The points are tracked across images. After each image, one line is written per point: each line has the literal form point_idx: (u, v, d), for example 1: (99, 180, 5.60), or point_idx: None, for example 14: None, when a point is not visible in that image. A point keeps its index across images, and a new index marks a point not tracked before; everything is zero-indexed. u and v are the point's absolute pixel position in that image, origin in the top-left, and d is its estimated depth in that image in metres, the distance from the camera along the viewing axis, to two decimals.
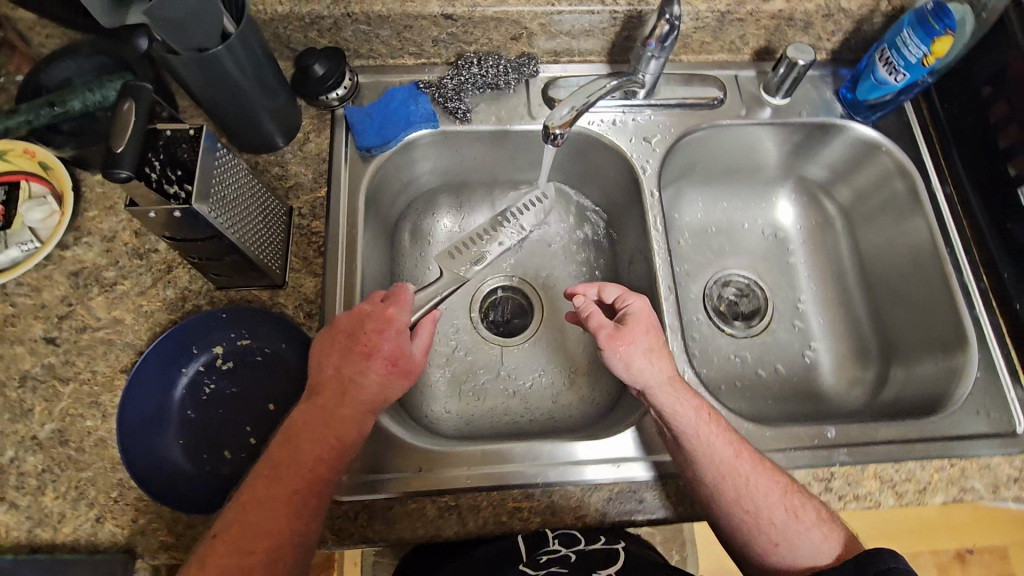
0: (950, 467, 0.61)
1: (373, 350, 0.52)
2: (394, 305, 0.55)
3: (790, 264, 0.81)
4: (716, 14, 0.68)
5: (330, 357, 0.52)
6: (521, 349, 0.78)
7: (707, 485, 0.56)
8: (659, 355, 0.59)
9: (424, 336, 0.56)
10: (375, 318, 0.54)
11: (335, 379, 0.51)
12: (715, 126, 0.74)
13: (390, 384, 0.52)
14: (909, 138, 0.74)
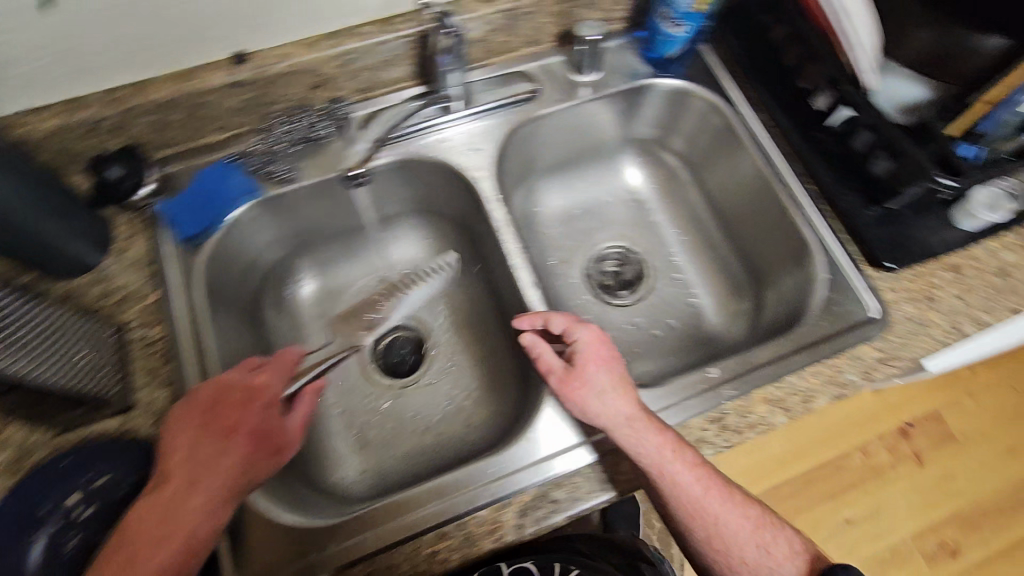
0: (824, 368, 0.61)
1: (233, 425, 0.52)
2: (269, 376, 0.57)
3: (656, 224, 0.85)
4: (503, 14, 0.69)
5: (182, 436, 0.50)
6: (422, 385, 0.75)
7: (678, 521, 0.55)
8: (615, 392, 0.57)
9: (302, 410, 0.59)
10: (243, 388, 0.55)
11: (187, 461, 0.49)
12: (535, 119, 0.74)
13: (258, 460, 0.52)
14: (716, 80, 0.77)
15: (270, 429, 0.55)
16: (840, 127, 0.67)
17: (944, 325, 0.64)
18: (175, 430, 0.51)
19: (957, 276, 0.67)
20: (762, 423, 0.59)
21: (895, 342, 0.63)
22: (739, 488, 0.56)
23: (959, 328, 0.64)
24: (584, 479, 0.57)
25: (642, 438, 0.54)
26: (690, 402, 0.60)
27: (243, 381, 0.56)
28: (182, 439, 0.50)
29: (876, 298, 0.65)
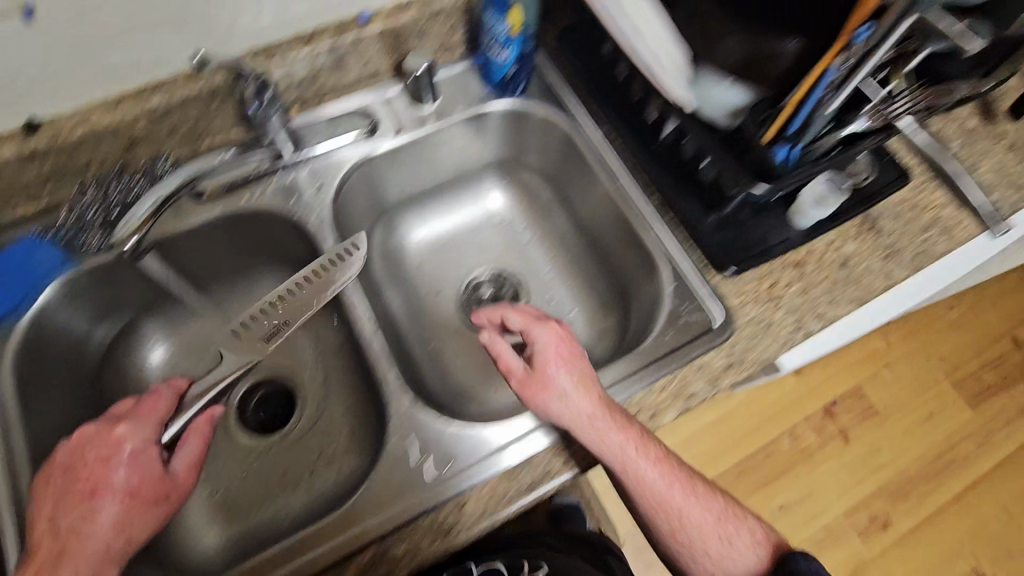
0: (671, 381, 0.62)
1: (97, 484, 0.52)
2: (127, 425, 0.56)
3: (526, 247, 0.85)
4: (325, 54, 0.67)
5: (44, 506, 0.51)
6: (287, 440, 0.73)
7: (644, 515, 0.58)
8: (582, 390, 0.58)
9: (186, 450, 0.57)
10: (98, 442, 0.54)
11: (50, 531, 0.50)
12: (375, 153, 0.73)
13: (129, 519, 0.52)
14: (560, 98, 0.76)
15: (139, 483, 0.53)
16: (671, 138, 0.67)
17: (787, 323, 0.65)
18: (40, 497, 0.52)
19: (801, 271, 0.68)
20: None
21: (740, 346, 0.64)
22: (701, 480, 0.60)
23: (802, 324, 0.65)
24: (432, 524, 0.56)
25: (609, 432, 0.56)
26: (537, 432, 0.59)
27: (100, 435, 0.55)
28: (44, 509, 0.51)
29: (720, 305, 0.66)
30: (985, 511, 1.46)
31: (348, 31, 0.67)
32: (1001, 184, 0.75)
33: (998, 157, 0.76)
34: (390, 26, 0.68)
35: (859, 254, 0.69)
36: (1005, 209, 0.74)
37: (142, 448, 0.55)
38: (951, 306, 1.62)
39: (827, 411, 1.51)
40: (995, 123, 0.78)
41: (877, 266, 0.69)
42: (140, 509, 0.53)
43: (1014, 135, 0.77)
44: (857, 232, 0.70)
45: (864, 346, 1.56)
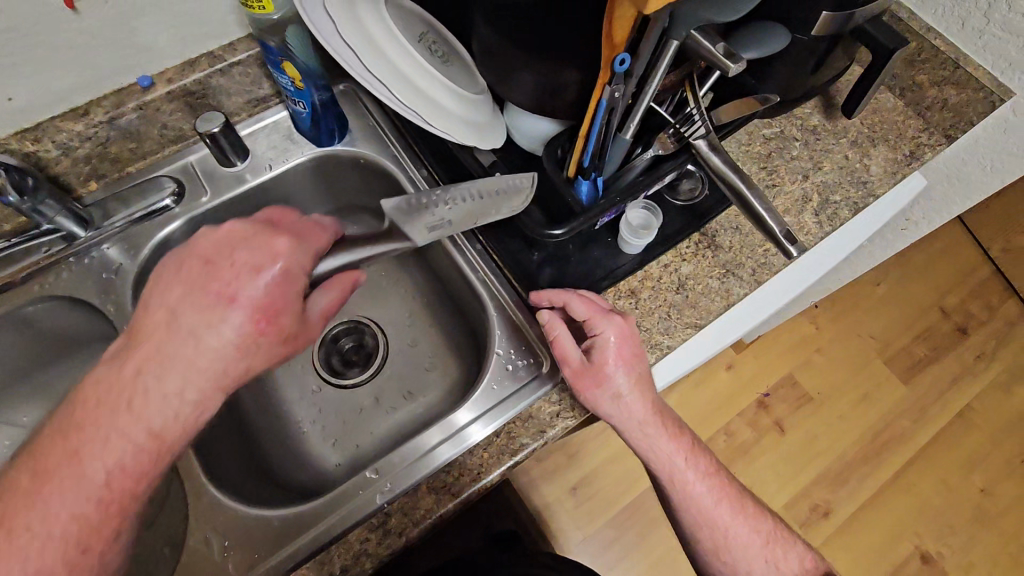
0: (496, 438, 0.59)
1: (233, 294, 0.44)
2: (286, 239, 0.47)
3: (383, 290, 0.81)
4: (104, 126, 0.62)
5: (171, 290, 0.44)
6: None
7: (688, 527, 0.62)
8: (638, 394, 0.57)
9: (327, 293, 0.50)
10: (252, 245, 0.46)
11: (162, 331, 0.43)
12: (171, 233, 0.68)
13: (197, 371, 0.43)
14: (383, 141, 0.73)
15: (271, 300, 0.44)
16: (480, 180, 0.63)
17: None
18: (163, 286, 0.44)
19: (634, 301, 0.65)
20: (428, 518, 0.55)
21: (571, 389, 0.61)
22: (751, 502, 0.63)
23: None
24: None
25: (660, 439, 0.58)
26: (351, 509, 0.56)
27: (252, 235, 0.47)
28: (169, 295, 0.44)
29: (547, 347, 0.62)
30: (924, 487, 1.45)
31: (128, 99, 0.63)
32: (844, 183, 0.72)
33: (841, 155, 0.74)
34: (174, 88, 0.64)
35: (696, 274, 0.66)
36: (848, 209, 0.71)
37: (285, 271, 0.46)
38: (878, 282, 1.62)
39: (761, 404, 1.48)
40: (837, 120, 0.76)
41: (715, 285, 0.66)
42: (264, 350, 0.44)
43: (855, 130, 0.75)
44: (694, 251, 0.67)
45: (794, 332, 1.54)
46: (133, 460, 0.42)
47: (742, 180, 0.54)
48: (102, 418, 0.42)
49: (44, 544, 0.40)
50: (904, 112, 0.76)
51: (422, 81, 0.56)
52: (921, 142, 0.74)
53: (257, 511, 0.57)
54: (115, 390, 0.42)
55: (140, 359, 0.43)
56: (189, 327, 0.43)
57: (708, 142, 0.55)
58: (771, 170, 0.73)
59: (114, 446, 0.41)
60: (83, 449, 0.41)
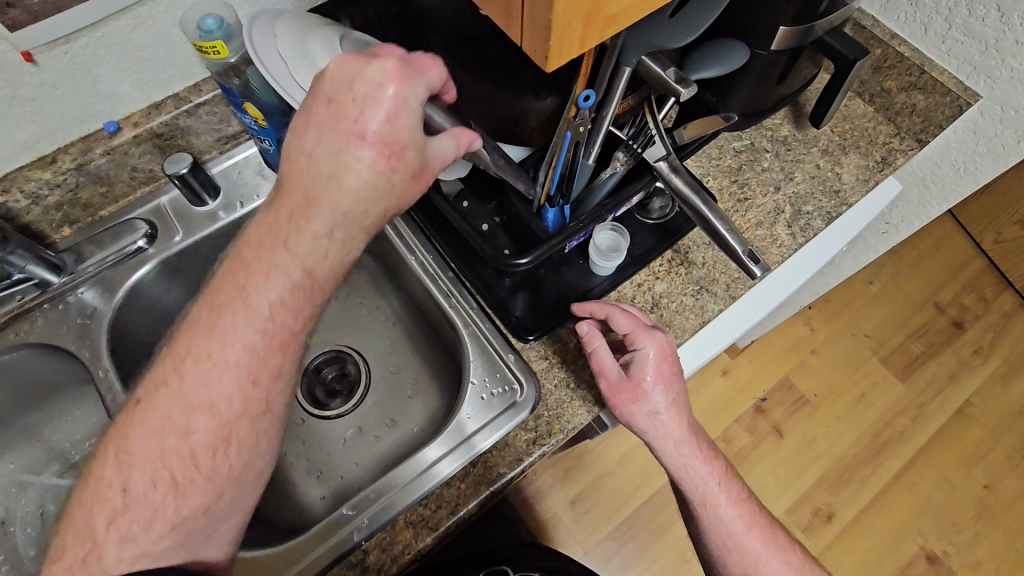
0: (473, 468, 0.58)
1: (359, 129, 0.39)
2: (397, 67, 0.39)
3: (362, 318, 0.81)
4: (70, 173, 0.63)
5: (309, 135, 0.40)
6: None
7: (715, 553, 0.63)
8: (674, 413, 0.59)
9: (447, 139, 0.44)
10: (361, 73, 0.39)
11: (310, 178, 0.41)
12: (140, 277, 0.67)
13: (361, 189, 0.41)
14: None
15: (398, 132, 0.40)
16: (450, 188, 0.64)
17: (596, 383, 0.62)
18: (301, 134, 0.41)
19: None
20: (405, 554, 0.55)
21: (546, 416, 0.60)
22: (781, 533, 0.64)
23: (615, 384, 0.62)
24: None
25: (695, 459, 0.60)
26: (329, 547, 0.55)
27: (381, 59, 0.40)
28: (308, 142, 0.41)
29: (521, 372, 0.62)
30: (926, 486, 1.44)
31: (94, 145, 0.63)
32: (816, 193, 0.72)
33: (812, 165, 0.74)
34: (139, 132, 0.64)
35: (671, 292, 0.66)
36: (822, 219, 0.71)
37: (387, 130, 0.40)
38: (871, 281, 1.61)
39: (758, 409, 1.47)
40: (807, 128, 0.76)
41: (689, 303, 0.66)
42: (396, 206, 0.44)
43: (826, 138, 0.75)
44: (667, 269, 0.67)
45: (789, 334, 1.54)
46: (274, 331, 0.43)
47: (705, 201, 0.54)
48: (247, 276, 0.43)
49: (181, 413, 0.42)
50: (874, 117, 0.76)
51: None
52: (892, 148, 0.75)
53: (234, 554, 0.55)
54: (272, 239, 0.42)
55: (314, 182, 0.41)
56: (318, 173, 0.41)
57: (668, 163, 0.55)
58: (742, 183, 0.73)
59: (275, 283, 0.42)
60: (228, 308, 0.43)
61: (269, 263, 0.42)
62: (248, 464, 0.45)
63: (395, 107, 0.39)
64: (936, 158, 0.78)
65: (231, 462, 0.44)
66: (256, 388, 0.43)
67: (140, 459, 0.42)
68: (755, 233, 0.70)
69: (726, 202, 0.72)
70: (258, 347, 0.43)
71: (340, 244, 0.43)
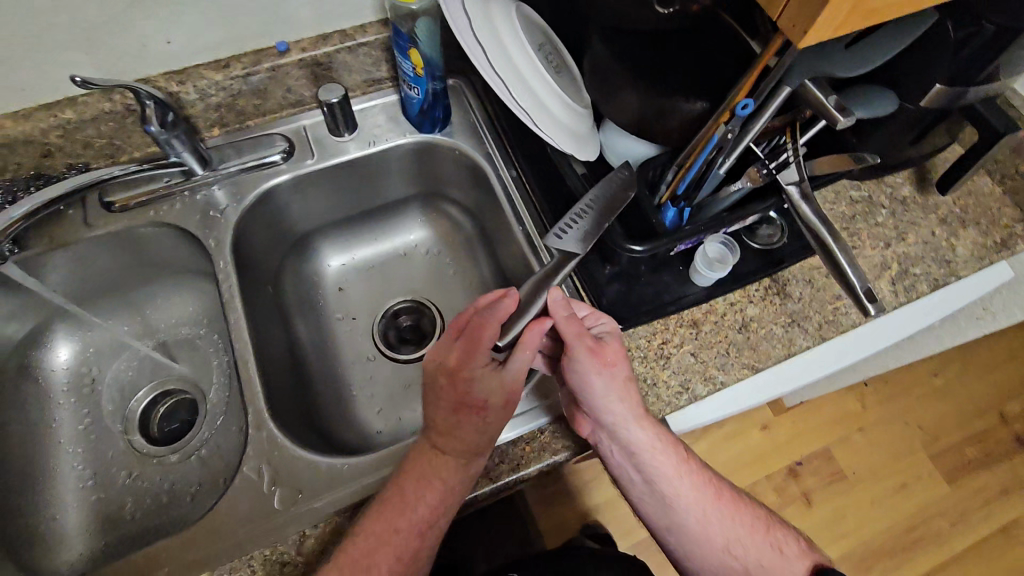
0: (541, 434, 0.61)
1: (457, 401, 0.53)
2: (463, 351, 0.53)
3: (452, 279, 0.83)
4: (237, 79, 0.68)
5: (432, 407, 0.54)
6: (166, 461, 0.73)
7: (692, 528, 0.60)
8: (634, 382, 0.58)
9: (524, 353, 0.53)
10: (444, 369, 0.53)
11: (439, 430, 0.54)
12: (273, 186, 0.72)
13: (469, 420, 0.53)
14: (479, 136, 0.75)
15: (485, 395, 0.52)
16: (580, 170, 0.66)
17: (672, 385, 0.63)
18: (425, 403, 0.55)
19: (695, 331, 0.65)
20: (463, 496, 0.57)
21: None
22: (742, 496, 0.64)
23: (689, 389, 0.63)
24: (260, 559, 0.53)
25: (658, 431, 0.59)
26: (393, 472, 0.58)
27: (452, 350, 0.54)
28: (427, 408, 0.55)
29: None
30: None
31: (263, 60, 0.68)
32: (927, 258, 0.72)
33: (927, 230, 0.73)
34: (305, 57, 0.70)
35: (762, 318, 0.67)
36: (928, 284, 0.70)
37: (467, 394, 0.52)
38: (936, 373, 1.55)
39: (791, 472, 1.44)
40: (929, 195, 0.75)
41: (779, 333, 0.66)
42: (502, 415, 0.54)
43: (946, 208, 0.75)
44: (763, 296, 0.68)
45: (839, 406, 1.50)
46: (419, 522, 0.53)
47: (832, 232, 0.55)
48: (397, 497, 0.53)
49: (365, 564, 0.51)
50: (1000, 199, 0.75)
51: (537, 85, 0.59)
52: (1014, 232, 0.73)
53: (305, 454, 0.58)
54: (423, 462, 0.54)
55: (434, 434, 0.54)
56: (441, 420, 0.54)
57: (799, 189, 0.56)
58: (853, 232, 0.73)
59: (429, 490, 0.53)
60: (393, 507, 0.53)
61: (417, 487, 0.53)
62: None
63: (470, 365, 0.52)
64: None
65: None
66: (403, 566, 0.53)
67: None
68: None
69: None
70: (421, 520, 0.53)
71: (464, 463, 0.54)
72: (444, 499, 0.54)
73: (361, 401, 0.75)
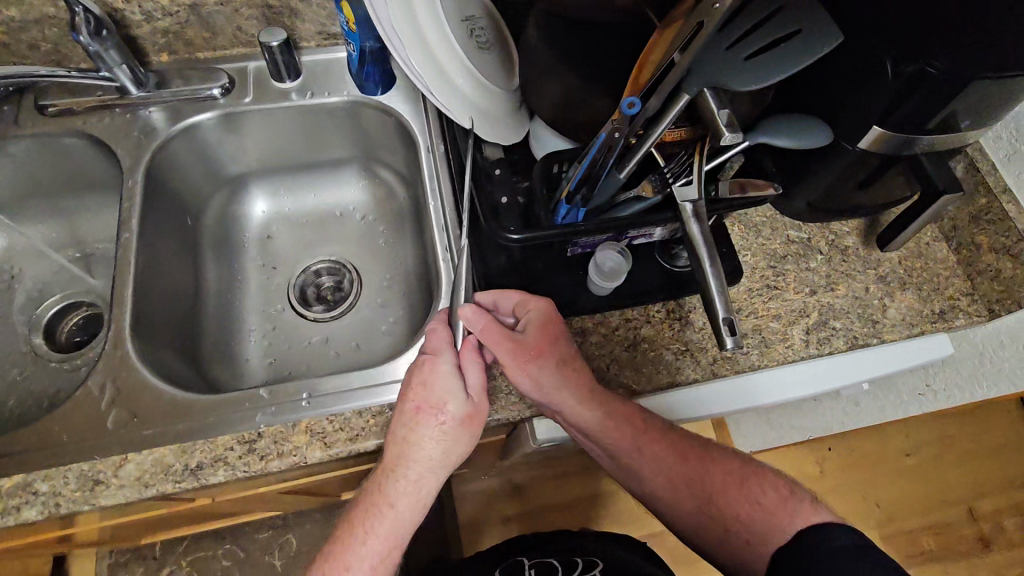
0: (389, 410, 0.58)
1: (420, 409, 0.52)
2: (430, 361, 0.54)
3: (377, 245, 0.82)
4: (184, 7, 0.69)
5: (392, 423, 0.54)
6: (55, 367, 0.74)
7: (668, 492, 0.60)
8: (573, 364, 0.56)
9: (472, 367, 0.54)
10: (413, 378, 0.54)
11: (396, 443, 0.53)
12: (205, 120, 0.73)
13: (423, 427, 0.52)
14: (419, 105, 0.73)
15: (446, 401, 0.52)
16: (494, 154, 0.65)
17: None
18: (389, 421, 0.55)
19: (580, 339, 0.63)
20: (293, 455, 0.55)
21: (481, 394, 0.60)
22: (715, 451, 0.62)
23: None
24: (77, 472, 0.53)
25: (610, 408, 0.57)
26: (233, 416, 0.57)
27: (416, 365, 0.55)
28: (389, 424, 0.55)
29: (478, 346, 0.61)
30: None
31: None
32: (852, 313, 0.67)
33: (861, 285, 0.68)
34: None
35: (654, 340, 0.64)
36: (844, 340, 0.66)
37: (424, 401, 0.52)
38: (907, 452, 1.46)
39: None
40: (873, 249, 0.70)
41: (668, 359, 0.63)
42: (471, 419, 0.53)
43: (889, 266, 0.70)
44: (662, 318, 0.64)
45: (794, 464, 1.43)
46: (394, 532, 0.52)
47: (711, 254, 0.52)
48: (365, 512, 0.53)
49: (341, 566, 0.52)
50: (952, 268, 0.70)
51: (443, 57, 0.59)
52: (957, 305, 0.68)
53: (155, 380, 0.59)
54: (379, 480, 0.53)
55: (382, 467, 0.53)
56: (399, 431, 0.52)
57: (694, 207, 0.53)
58: (779, 272, 0.68)
59: (397, 502, 0.52)
60: (364, 520, 0.53)
61: (367, 520, 0.53)
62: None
63: (430, 381, 0.53)
64: None
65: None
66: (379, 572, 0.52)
67: None
68: (767, 325, 0.66)
69: (753, 281, 0.68)
70: (390, 530, 0.52)
71: (418, 479, 0.52)
72: (403, 530, 0.53)
73: (254, 350, 0.74)
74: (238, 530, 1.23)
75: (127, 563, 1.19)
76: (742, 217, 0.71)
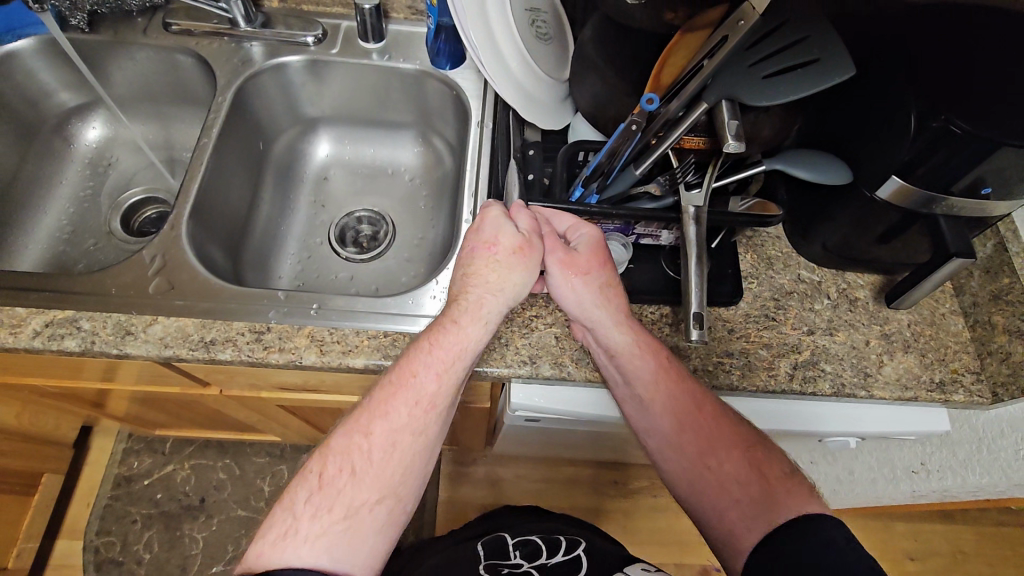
0: (381, 336, 0.63)
1: (489, 242, 0.56)
2: (497, 212, 0.58)
3: (417, 205, 0.89)
4: None
5: (456, 269, 0.57)
6: (121, 243, 0.85)
7: (694, 452, 0.57)
8: (614, 291, 0.59)
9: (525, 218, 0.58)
10: (478, 229, 0.57)
11: (460, 278, 0.56)
12: (294, 61, 0.82)
13: (487, 259, 0.56)
14: (479, 86, 0.80)
15: (511, 235, 0.56)
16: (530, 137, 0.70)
17: (521, 353, 0.63)
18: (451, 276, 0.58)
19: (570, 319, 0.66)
20: (290, 353, 0.62)
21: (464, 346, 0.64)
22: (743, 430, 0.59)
23: (533, 362, 0.63)
24: (112, 321, 0.62)
25: (642, 342, 0.59)
26: (249, 308, 0.64)
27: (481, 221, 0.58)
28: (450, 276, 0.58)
29: None
30: None
31: None
32: (845, 360, 0.67)
33: (862, 336, 0.68)
34: None
35: None
36: (830, 384, 0.66)
37: (488, 238, 0.56)
38: (911, 557, 1.36)
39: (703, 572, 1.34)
40: (883, 306, 0.70)
41: None
42: (531, 250, 0.56)
43: (896, 327, 0.69)
44: (654, 320, 0.66)
45: None
46: (455, 350, 0.53)
47: (699, 255, 0.56)
48: (428, 336, 0.54)
49: (394, 381, 0.53)
50: (963, 343, 0.68)
51: (501, 39, 0.66)
52: (959, 380, 0.66)
53: (195, 262, 0.67)
54: (444, 308, 0.55)
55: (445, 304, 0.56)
56: (461, 266, 0.56)
57: (696, 211, 0.57)
58: (781, 305, 0.69)
59: (463, 317, 0.54)
60: (426, 342, 0.54)
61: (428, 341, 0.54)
62: (416, 463, 0.52)
63: (480, 225, 0.57)
64: (1005, 427, 0.67)
65: (396, 466, 0.50)
66: (441, 386, 0.53)
67: (389, 420, 0.51)
68: (755, 351, 0.66)
69: (752, 307, 0.69)
70: (452, 342, 0.53)
71: (480, 299, 0.54)
72: (467, 345, 0.54)
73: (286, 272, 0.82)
74: (239, 448, 1.32)
75: (139, 450, 1.30)
76: (756, 247, 0.73)
